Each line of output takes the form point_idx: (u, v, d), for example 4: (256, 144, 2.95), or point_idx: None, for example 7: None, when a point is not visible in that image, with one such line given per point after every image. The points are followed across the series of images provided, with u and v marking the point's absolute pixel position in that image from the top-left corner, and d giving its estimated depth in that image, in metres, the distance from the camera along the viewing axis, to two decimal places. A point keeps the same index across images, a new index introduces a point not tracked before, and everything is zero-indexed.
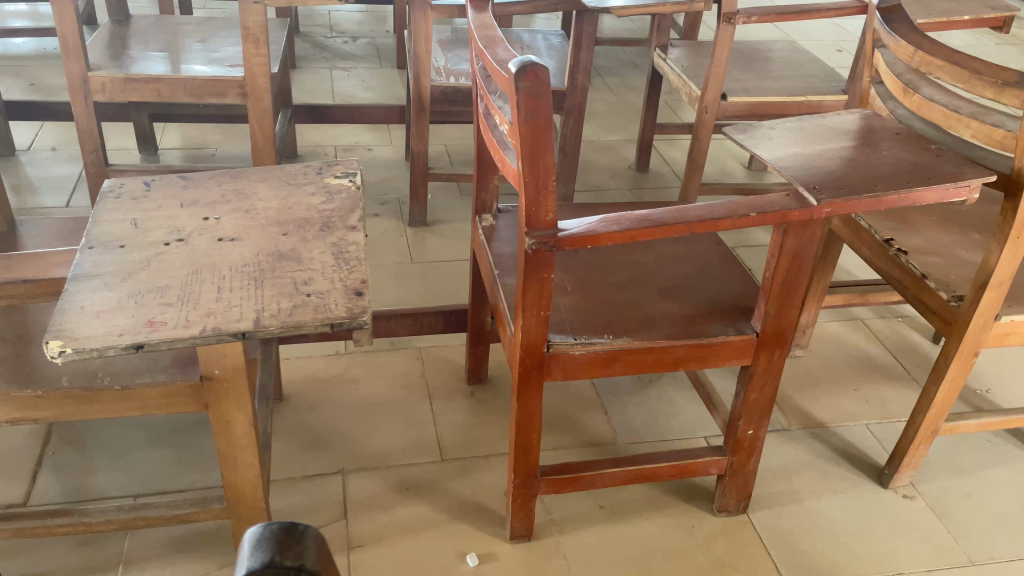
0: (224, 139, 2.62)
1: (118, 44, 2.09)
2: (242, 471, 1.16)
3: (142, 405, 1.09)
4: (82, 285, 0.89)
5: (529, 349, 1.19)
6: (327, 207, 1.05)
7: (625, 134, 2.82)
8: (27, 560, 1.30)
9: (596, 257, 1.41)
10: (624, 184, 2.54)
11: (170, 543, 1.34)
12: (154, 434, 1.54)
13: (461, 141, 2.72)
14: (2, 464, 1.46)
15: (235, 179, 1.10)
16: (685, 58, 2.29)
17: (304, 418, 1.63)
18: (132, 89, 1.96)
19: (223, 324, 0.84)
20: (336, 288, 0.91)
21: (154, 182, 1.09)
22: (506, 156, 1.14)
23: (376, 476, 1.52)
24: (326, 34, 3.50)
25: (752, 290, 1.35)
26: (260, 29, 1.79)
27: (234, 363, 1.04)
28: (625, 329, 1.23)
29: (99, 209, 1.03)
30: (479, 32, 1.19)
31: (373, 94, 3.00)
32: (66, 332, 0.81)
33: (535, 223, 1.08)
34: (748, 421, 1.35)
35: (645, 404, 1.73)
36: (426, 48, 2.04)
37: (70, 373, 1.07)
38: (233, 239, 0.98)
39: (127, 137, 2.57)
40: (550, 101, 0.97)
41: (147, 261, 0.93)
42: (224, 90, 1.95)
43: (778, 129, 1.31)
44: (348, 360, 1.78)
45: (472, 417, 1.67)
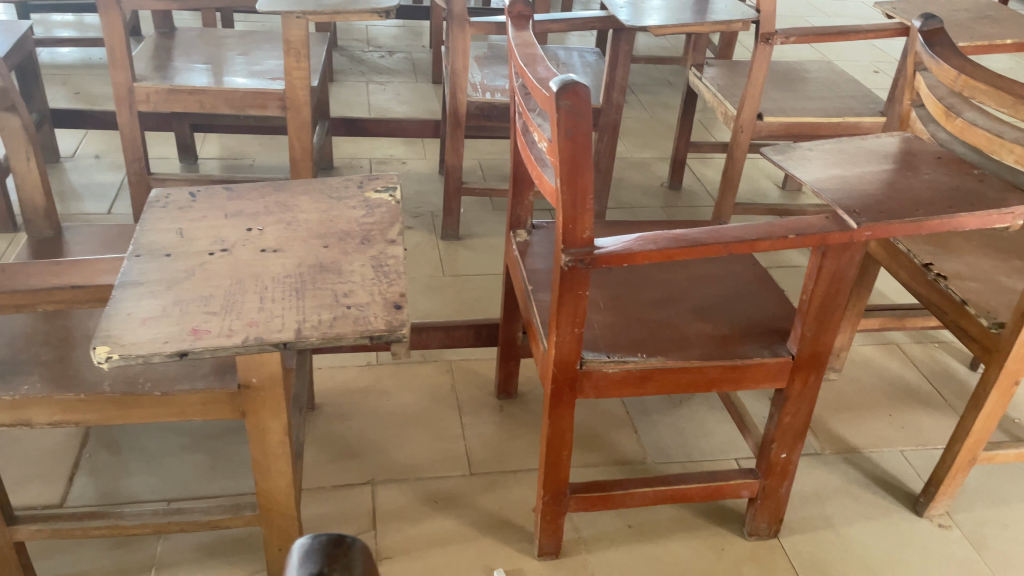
0: (262, 150, 2.66)
1: (163, 56, 2.14)
2: (275, 479, 1.17)
3: (181, 411, 1.11)
4: (127, 292, 0.91)
5: (562, 365, 1.19)
6: (367, 220, 1.07)
7: (658, 152, 2.82)
8: (63, 561, 1.32)
9: (629, 275, 1.41)
10: (657, 202, 2.53)
11: (200, 549, 1.36)
12: (187, 439, 1.56)
13: (494, 155, 2.74)
14: (40, 465, 1.48)
15: (278, 191, 1.12)
16: (721, 77, 2.29)
17: (335, 427, 1.64)
18: (175, 100, 2.00)
19: (265, 334, 0.86)
20: (375, 300, 0.92)
21: (199, 193, 1.11)
22: (544, 173, 1.15)
23: (405, 488, 1.52)
24: (364, 48, 3.55)
25: (788, 312, 1.34)
26: (301, 43, 1.82)
27: (272, 372, 1.05)
28: (658, 348, 1.23)
29: (146, 218, 1.05)
30: (520, 50, 1.20)
31: (408, 108, 3.03)
32: (113, 338, 0.83)
33: (571, 240, 1.08)
34: (782, 444, 1.33)
35: (675, 423, 1.72)
36: (463, 64, 2.07)
37: (112, 378, 1.09)
38: (275, 250, 0.99)
39: (168, 146, 2.62)
40: (590, 119, 0.98)
41: (191, 270, 0.95)
42: (264, 103, 1.99)
43: (817, 150, 1.30)
44: (379, 371, 1.80)
45: (502, 431, 1.67)
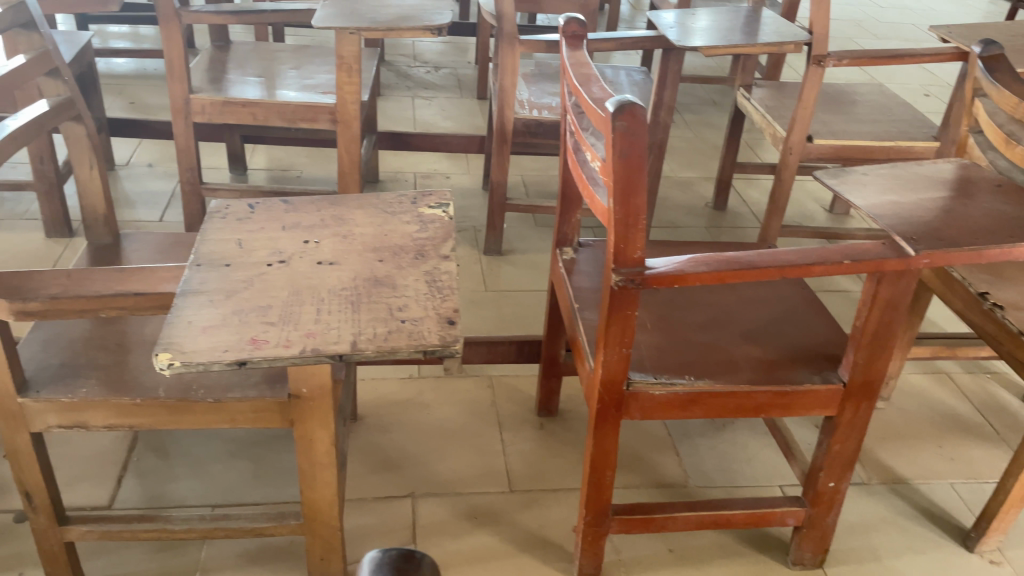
0: (309, 162, 2.70)
1: (218, 69, 2.19)
2: (320, 488, 1.18)
3: (231, 418, 1.12)
4: (188, 300, 0.93)
5: (608, 385, 1.18)
6: (421, 235, 1.08)
7: (702, 172, 2.81)
8: (109, 562, 1.34)
9: (677, 296, 1.40)
10: (700, 222, 2.52)
11: (243, 555, 1.37)
12: (233, 446, 1.59)
13: (537, 172, 2.75)
14: (91, 466, 1.51)
15: (334, 205, 1.13)
16: (769, 98, 2.27)
17: (376, 439, 1.65)
18: (229, 112, 2.04)
19: (322, 345, 0.87)
20: (429, 315, 0.93)
21: (257, 205, 1.13)
22: (596, 192, 1.15)
23: (445, 502, 1.52)
24: (410, 63, 3.59)
25: (839, 339, 1.32)
26: (353, 58, 1.85)
27: (321, 383, 1.07)
28: (706, 371, 1.22)
29: (206, 229, 1.07)
30: (575, 70, 1.21)
31: (452, 124, 3.06)
32: (174, 345, 0.85)
33: (623, 260, 1.07)
34: (830, 473, 1.31)
35: (718, 447, 1.70)
36: (512, 81, 2.08)
37: (167, 384, 1.11)
38: (331, 263, 1.01)
39: (219, 156, 2.68)
40: (645, 140, 0.98)
41: (250, 280, 0.97)
42: (316, 116, 2.02)
43: (871, 175, 1.28)
44: (421, 384, 1.80)
45: (542, 449, 1.66)
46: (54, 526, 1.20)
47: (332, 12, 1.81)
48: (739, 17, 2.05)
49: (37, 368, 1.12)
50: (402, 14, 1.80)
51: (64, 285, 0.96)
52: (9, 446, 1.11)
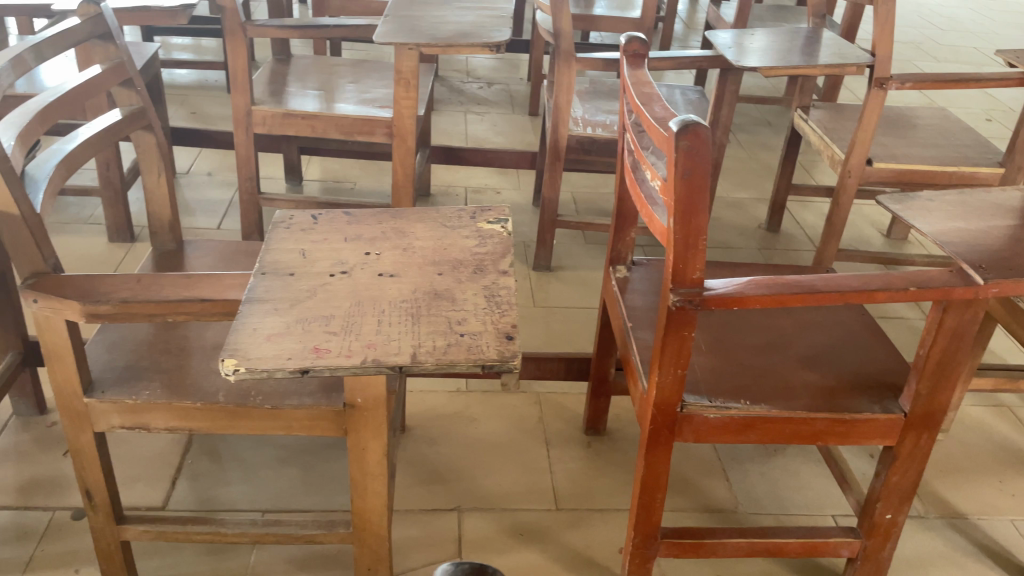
0: (363, 174, 2.74)
1: (279, 82, 2.24)
2: (371, 497, 1.19)
3: (287, 425, 1.14)
4: (254, 308, 0.95)
5: (662, 406, 1.16)
6: (480, 250, 1.09)
7: (756, 193, 2.77)
8: (161, 562, 1.37)
9: (733, 319, 1.39)
10: (753, 243, 2.49)
11: (291, 561, 1.38)
12: (283, 453, 1.61)
13: (588, 189, 2.74)
14: (146, 467, 1.55)
15: (395, 218, 1.15)
16: (827, 120, 2.24)
17: (424, 451, 1.66)
18: (289, 124, 2.08)
19: (382, 356, 0.88)
20: (488, 329, 0.93)
21: (320, 216, 1.15)
22: (654, 212, 1.13)
23: (491, 517, 1.52)
24: (463, 79, 3.63)
25: (900, 367, 1.29)
26: (412, 73, 1.87)
27: (376, 394, 1.07)
28: (762, 396, 1.20)
29: (271, 238, 1.10)
30: (636, 89, 1.20)
31: (504, 139, 3.08)
32: (240, 352, 0.87)
33: (680, 280, 1.05)
34: (887, 505, 1.27)
35: (769, 474, 1.67)
36: (567, 98, 2.08)
37: (226, 389, 1.14)
38: (392, 275, 1.02)
39: (276, 167, 2.73)
40: (709, 161, 0.96)
41: (313, 290, 0.98)
42: (373, 129, 2.05)
43: (937, 201, 1.25)
44: (468, 399, 1.81)
45: (589, 468, 1.65)
46: (111, 525, 1.22)
47: (392, 28, 1.83)
48: (798, 38, 2.03)
49: (103, 369, 1.15)
50: (460, 31, 1.81)
51: (134, 289, 0.99)
52: (72, 444, 1.14)
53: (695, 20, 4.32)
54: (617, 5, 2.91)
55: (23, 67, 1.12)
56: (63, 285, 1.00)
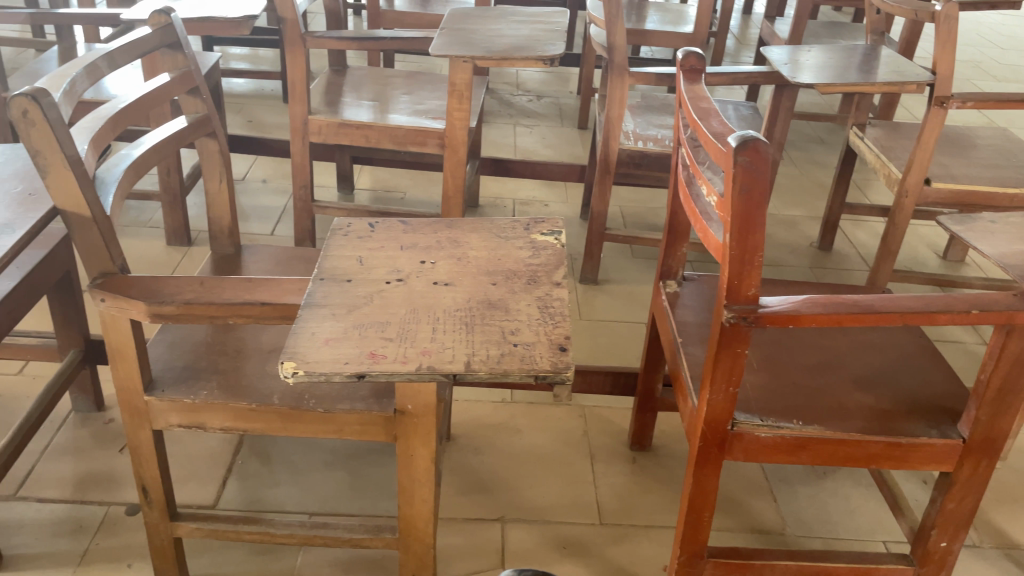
0: (413, 185, 2.77)
1: (334, 92, 2.29)
2: (417, 504, 1.19)
3: (338, 429, 1.16)
4: (312, 312, 0.96)
5: (713, 424, 1.15)
6: (534, 261, 1.09)
7: (807, 211, 2.74)
8: (210, 560, 1.39)
9: (785, 337, 1.37)
10: (804, 261, 2.46)
11: (337, 564, 1.40)
12: (330, 457, 1.63)
13: (636, 203, 2.73)
14: (198, 466, 1.58)
15: (449, 227, 1.16)
16: (884, 138, 2.20)
17: (468, 460, 1.67)
18: (344, 133, 2.12)
19: (437, 364, 0.89)
20: (541, 340, 0.93)
21: (377, 224, 1.17)
22: (709, 227, 1.12)
23: (534, 529, 1.52)
24: (512, 92, 3.65)
25: (959, 392, 1.25)
26: (465, 85, 1.89)
27: (427, 401, 1.09)
28: (815, 417, 1.18)
29: (329, 244, 1.12)
30: (693, 104, 1.20)
31: (552, 152, 3.09)
32: (298, 355, 0.89)
33: (735, 296, 1.04)
34: (942, 532, 1.24)
35: (818, 496, 1.64)
36: (618, 112, 2.08)
37: (281, 391, 1.16)
38: (447, 284, 1.03)
39: (329, 175, 2.78)
40: (767, 177, 0.94)
41: (369, 297, 1.00)
42: (425, 140, 2.07)
43: (1000, 222, 1.23)
44: (513, 410, 1.81)
45: (634, 484, 1.64)
46: (165, 521, 1.25)
47: (448, 41, 1.86)
48: (855, 55, 2.00)
49: (163, 369, 1.18)
50: (515, 44, 1.83)
51: (198, 291, 1.02)
52: (132, 441, 1.17)
53: (747, 35, 4.29)
54: (670, 20, 2.90)
55: (96, 74, 1.16)
56: (130, 285, 1.03)
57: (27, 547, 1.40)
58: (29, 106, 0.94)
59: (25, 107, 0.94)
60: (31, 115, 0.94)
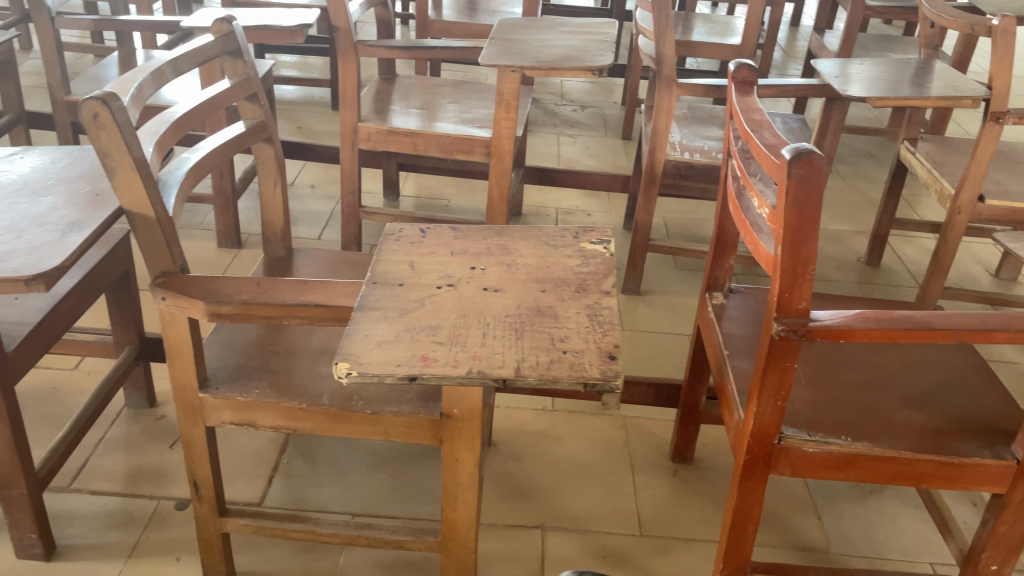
0: (457, 193, 2.79)
1: (384, 100, 2.32)
2: (460, 508, 1.20)
3: (385, 431, 1.17)
4: (365, 315, 0.98)
5: (759, 437, 1.14)
6: (583, 270, 1.10)
7: (855, 226, 2.70)
8: (254, 557, 1.42)
9: (834, 352, 1.35)
10: (851, 277, 2.42)
11: (378, 565, 1.41)
12: (373, 459, 1.65)
13: (680, 214, 2.72)
14: (245, 463, 1.61)
15: (499, 234, 1.17)
16: (937, 153, 2.16)
17: (509, 466, 1.67)
18: (392, 140, 2.15)
19: (487, 368, 0.90)
20: (591, 348, 0.94)
21: (428, 230, 1.19)
22: (760, 239, 1.12)
23: (574, 538, 1.52)
24: (557, 101, 3.66)
25: (1013, 412, 1.23)
26: (513, 95, 1.90)
27: (473, 405, 1.10)
28: (864, 433, 1.17)
29: (381, 249, 1.14)
30: (746, 115, 1.19)
31: (596, 162, 3.10)
32: (352, 356, 0.90)
33: (785, 309, 1.03)
34: (993, 555, 1.21)
35: (863, 515, 1.61)
36: (665, 123, 2.08)
37: (330, 392, 1.18)
38: (497, 290, 1.04)
39: (375, 182, 2.82)
40: (821, 191, 0.94)
41: (421, 301, 1.02)
42: (472, 148, 2.09)
43: None
44: (554, 418, 1.81)
45: (676, 496, 1.63)
46: (214, 516, 1.28)
47: (497, 51, 1.88)
48: (908, 69, 1.97)
49: (218, 367, 1.21)
50: (564, 54, 1.84)
51: (254, 292, 1.05)
52: (185, 437, 1.20)
53: (795, 48, 4.25)
54: (717, 32, 2.89)
55: (161, 79, 1.20)
56: (190, 285, 1.06)
57: (79, 538, 1.44)
58: (99, 109, 0.98)
59: (95, 110, 0.97)
60: (101, 117, 0.98)
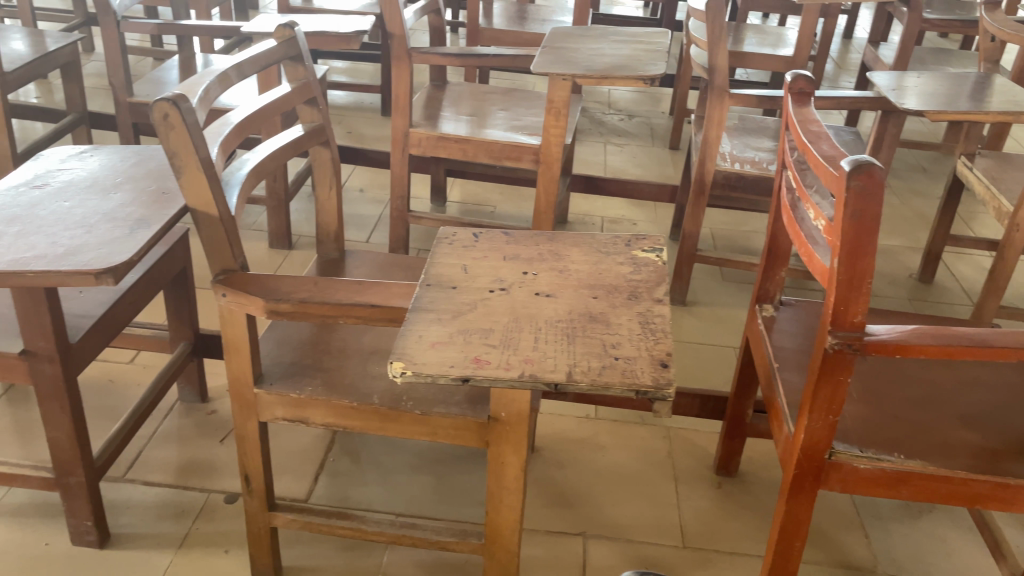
0: (503, 200, 2.81)
1: (434, 107, 2.35)
2: (504, 511, 1.21)
3: (433, 432, 1.19)
4: (419, 317, 1.00)
5: (809, 451, 1.13)
6: (635, 277, 1.10)
7: (908, 241, 2.65)
8: (300, 553, 1.44)
9: (886, 368, 1.33)
10: (902, 293, 2.38)
11: (420, 566, 1.43)
12: (417, 460, 1.66)
13: (727, 226, 2.70)
14: (293, 460, 1.64)
15: (551, 240, 1.18)
16: (995, 170, 2.12)
17: (551, 473, 1.68)
18: (442, 146, 2.18)
19: (539, 372, 0.90)
20: (643, 355, 0.94)
21: (481, 235, 1.20)
22: (815, 252, 1.11)
23: (616, 547, 1.52)
24: (604, 110, 3.66)
25: None
26: (563, 103, 1.91)
27: (520, 409, 1.10)
28: (917, 451, 1.15)
29: (435, 252, 1.15)
30: (803, 126, 1.19)
31: (642, 172, 3.09)
32: (406, 357, 0.92)
33: (840, 323, 1.02)
34: None
35: (912, 535, 1.58)
36: (716, 134, 2.07)
37: (380, 392, 1.20)
38: (549, 295, 1.05)
39: (423, 188, 2.85)
40: (880, 204, 0.92)
41: (473, 304, 1.03)
42: (521, 156, 2.11)
43: None
44: (598, 426, 1.81)
45: (719, 509, 1.62)
46: (263, 511, 1.30)
47: (549, 60, 1.89)
48: (966, 83, 1.93)
49: (272, 364, 1.24)
50: (616, 63, 1.84)
51: (311, 291, 1.07)
52: (239, 431, 1.23)
53: (847, 60, 4.19)
54: (769, 43, 2.87)
55: (226, 82, 1.23)
56: (249, 282, 1.09)
57: (132, 527, 1.48)
58: (170, 110, 1.01)
59: (165, 111, 1.01)
60: (171, 118, 1.01)
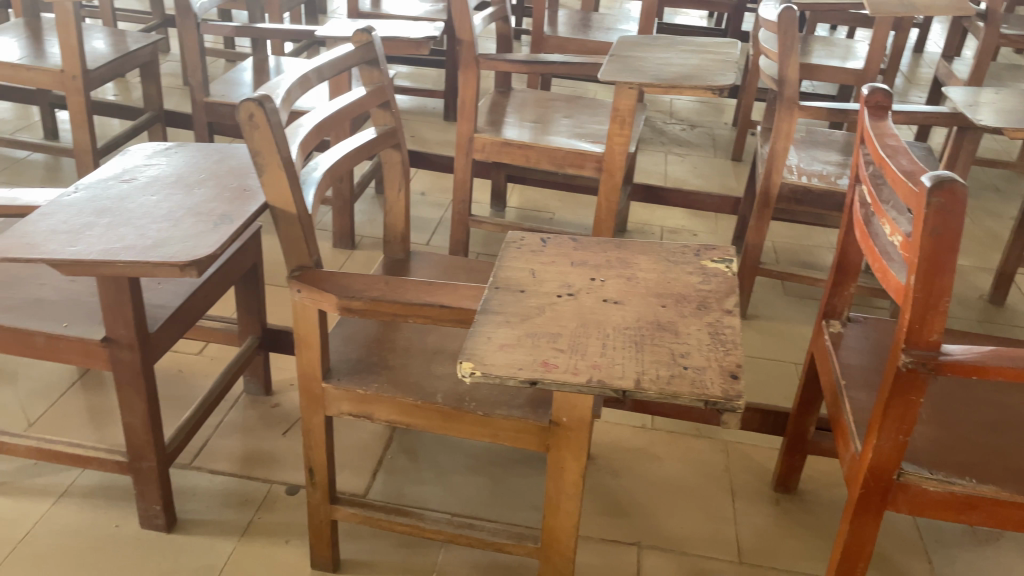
0: (562, 206, 2.82)
1: (498, 112, 2.37)
2: (561, 516, 1.21)
3: (494, 434, 1.20)
4: (488, 319, 1.01)
5: (877, 471, 1.11)
6: (704, 287, 1.10)
7: (979, 262, 2.57)
8: (356, 547, 1.46)
9: (957, 389, 1.30)
10: (972, 314, 2.31)
11: (475, 566, 1.44)
12: (472, 462, 1.68)
13: (790, 239, 2.66)
14: (352, 455, 1.67)
15: (619, 248, 1.18)
16: None
17: (606, 481, 1.67)
18: (505, 152, 2.19)
19: (607, 378, 0.91)
20: (712, 366, 0.94)
21: (549, 240, 1.21)
22: (890, 268, 1.08)
23: (671, 559, 1.51)
24: (665, 119, 3.65)
25: None
26: (629, 112, 1.90)
27: (582, 415, 1.11)
28: (990, 476, 1.12)
29: (503, 255, 1.17)
30: (880, 140, 1.17)
31: (703, 182, 3.06)
32: (476, 357, 0.93)
33: (915, 341, 1.00)
34: None
35: (978, 563, 1.53)
36: (784, 146, 2.04)
37: (444, 392, 1.21)
38: (616, 302, 1.05)
39: (483, 192, 2.87)
40: (962, 221, 0.90)
41: (541, 308, 1.03)
42: (584, 163, 2.11)
43: None
44: (654, 437, 1.80)
45: (777, 526, 1.59)
46: (325, 503, 1.33)
47: (616, 68, 1.89)
48: None
49: (340, 360, 1.27)
50: (685, 73, 1.84)
51: (382, 290, 1.09)
52: (305, 423, 1.26)
53: (918, 74, 4.10)
54: (838, 55, 2.82)
55: (306, 84, 1.27)
56: (324, 279, 1.12)
57: (198, 513, 1.52)
58: (255, 110, 1.04)
59: (251, 111, 1.04)
60: (256, 118, 1.05)
